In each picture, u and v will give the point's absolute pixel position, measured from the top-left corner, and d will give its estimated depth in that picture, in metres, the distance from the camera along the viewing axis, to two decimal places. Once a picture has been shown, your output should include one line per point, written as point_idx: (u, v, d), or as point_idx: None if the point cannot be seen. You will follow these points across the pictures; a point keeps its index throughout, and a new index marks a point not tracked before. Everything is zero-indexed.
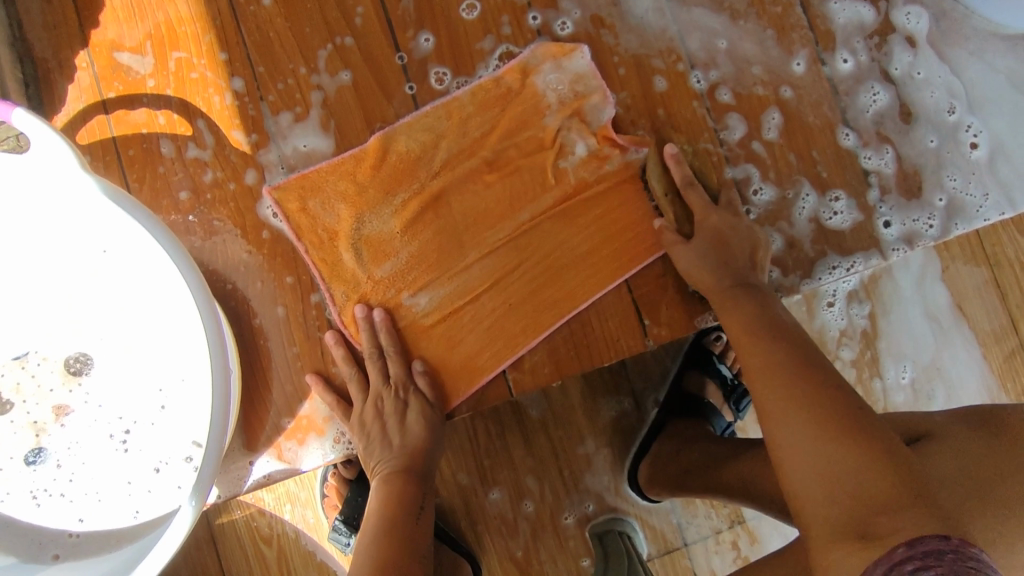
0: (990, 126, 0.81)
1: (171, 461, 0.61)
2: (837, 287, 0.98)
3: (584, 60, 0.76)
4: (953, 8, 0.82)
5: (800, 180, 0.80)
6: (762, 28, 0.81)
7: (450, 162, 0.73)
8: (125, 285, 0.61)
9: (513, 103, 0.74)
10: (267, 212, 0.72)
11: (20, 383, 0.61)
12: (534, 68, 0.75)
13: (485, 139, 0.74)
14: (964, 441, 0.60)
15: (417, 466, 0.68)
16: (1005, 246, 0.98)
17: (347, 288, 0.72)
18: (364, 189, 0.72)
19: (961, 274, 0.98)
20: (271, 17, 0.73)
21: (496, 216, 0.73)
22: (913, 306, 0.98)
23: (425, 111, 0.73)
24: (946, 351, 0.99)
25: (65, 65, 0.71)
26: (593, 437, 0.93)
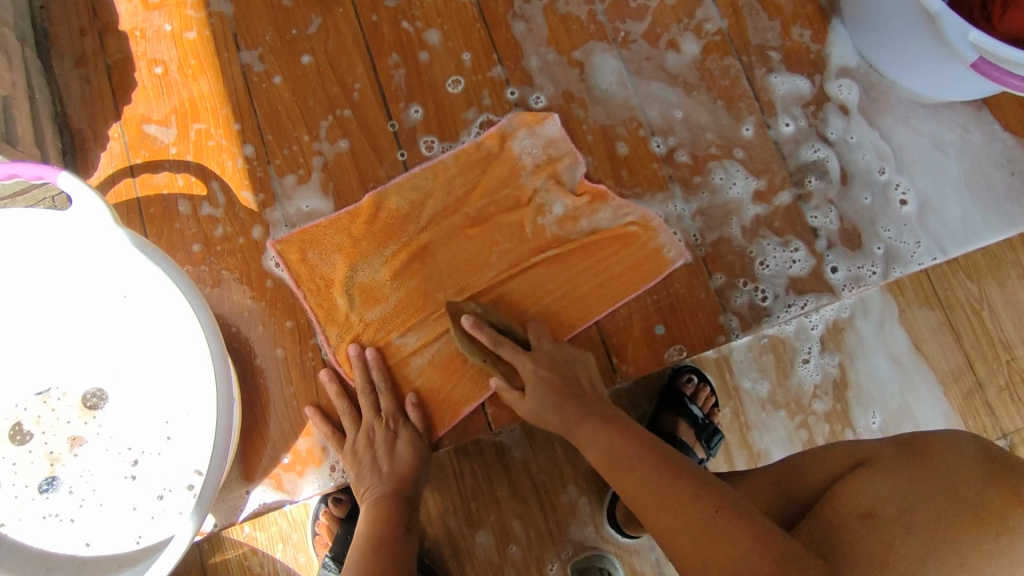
0: (917, 185, 0.92)
1: (174, 489, 0.66)
2: (810, 344, 0.98)
3: (555, 127, 0.86)
4: (880, 81, 0.94)
5: (761, 233, 0.88)
6: (713, 100, 0.91)
7: (436, 217, 0.82)
8: (141, 327, 0.68)
9: (492, 167, 0.84)
10: (271, 264, 0.80)
11: (41, 416, 0.67)
12: (511, 135, 0.85)
13: (468, 196, 0.83)
14: (896, 464, 0.61)
15: (405, 492, 0.72)
16: (956, 289, 1.00)
17: (343, 327, 0.79)
18: (356, 241, 0.81)
19: (917, 318, 0.99)
20: (280, 93, 0.84)
21: (479, 263, 0.81)
22: (876, 353, 0.99)
23: (414, 172, 0.83)
24: (911, 396, 0.98)
25: (99, 136, 0.81)
26: (576, 484, 0.93)
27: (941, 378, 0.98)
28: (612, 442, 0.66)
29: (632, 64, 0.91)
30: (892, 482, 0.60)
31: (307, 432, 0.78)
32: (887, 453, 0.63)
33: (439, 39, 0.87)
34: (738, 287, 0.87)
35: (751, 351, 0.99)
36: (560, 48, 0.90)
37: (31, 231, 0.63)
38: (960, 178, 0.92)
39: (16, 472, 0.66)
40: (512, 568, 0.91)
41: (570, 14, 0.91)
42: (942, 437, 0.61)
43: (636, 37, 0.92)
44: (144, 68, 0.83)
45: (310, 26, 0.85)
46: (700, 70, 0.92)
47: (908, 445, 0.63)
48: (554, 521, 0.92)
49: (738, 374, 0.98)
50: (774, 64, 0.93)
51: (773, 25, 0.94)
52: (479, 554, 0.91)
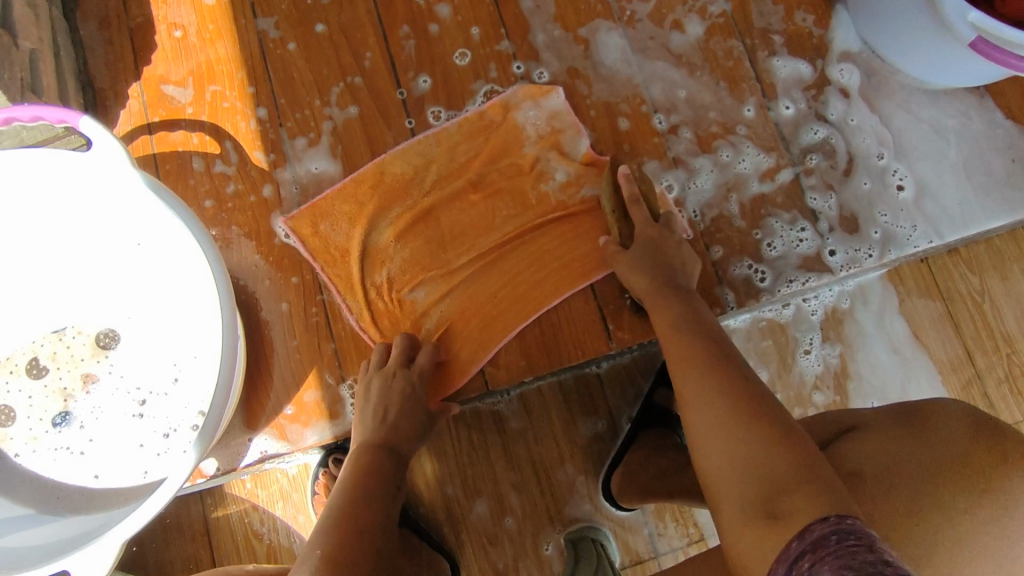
0: (914, 171, 0.93)
1: (179, 429, 0.69)
2: (811, 334, 0.90)
3: (559, 99, 0.88)
4: (881, 66, 0.95)
5: (764, 213, 0.89)
6: (715, 80, 0.93)
7: (439, 182, 0.85)
8: (155, 273, 0.71)
9: (493, 135, 0.86)
10: (280, 231, 0.82)
11: (57, 352, 0.71)
12: (515, 106, 0.87)
13: (472, 163, 0.86)
14: (887, 426, 0.60)
15: (389, 441, 0.71)
16: (956, 280, 0.92)
17: (346, 285, 0.82)
18: (365, 207, 0.83)
19: (917, 307, 0.92)
20: (294, 59, 0.86)
21: (482, 226, 0.84)
22: (877, 343, 0.91)
23: (418, 139, 0.85)
24: (912, 383, 0.91)
25: (120, 95, 0.85)
26: (572, 460, 0.87)
27: (940, 368, 0.91)
28: (684, 357, 0.66)
29: (637, 42, 0.93)
30: (883, 442, 0.59)
31: (309, 381, 0.80)
32: (879, 419, 0.62)
33: (449, 13, 0.90)
34: (744, 268, 0.88)
35: (747, 341, 0.89)
36: (566, 26, 0.92)
37: (40, 176, 0.65)
38: (958, 164, 0.93)
39: (32, 405, 0.69)
40: (508, 542, 0.86)
41: None
42: (933, 403, 0.60)
43: (642, 17, 0.94)
44: (164, 31, 0.86)
45: None
46: (703, 51, 0.94)
47: (902, 412, 0.61)
48: (551, 495, 0.87)
49: None
50: (776, 47, 0.94)
51: (776, 9, 0.95)
52: (475, 523, 0.86)
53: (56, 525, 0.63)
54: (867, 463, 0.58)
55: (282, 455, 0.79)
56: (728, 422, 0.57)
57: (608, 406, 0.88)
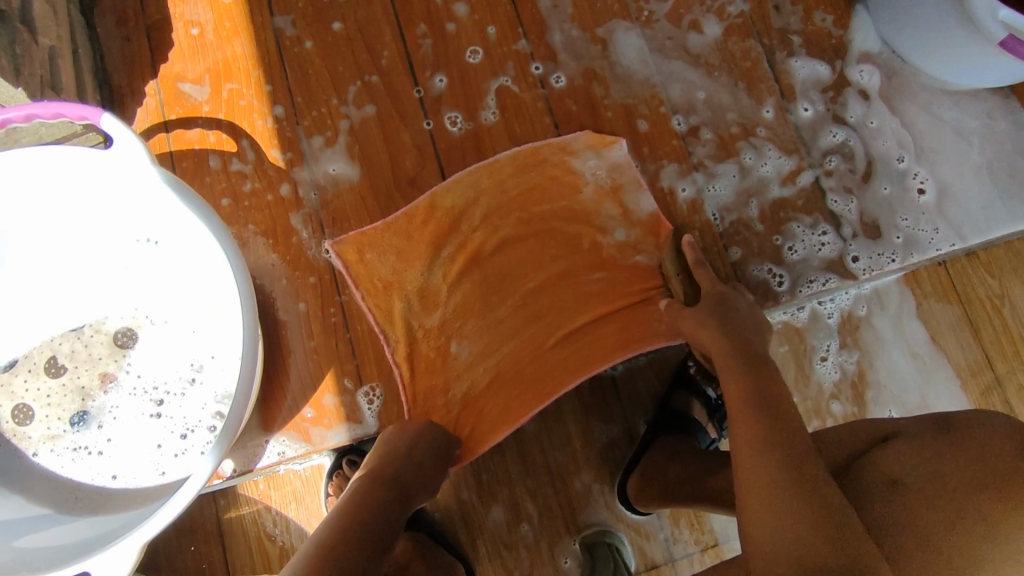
0: (935, 174, 0.92)
1: (197, 429, 0.69)
2: (828, 341, 0.88)
3: (621, 152, 0.85)
4: (902, 67, 0.94)
5: (787, 216, 0.88)
6: (734, 81, 0.91)
7: (490, 217, 0.83)
8: (174, 272, 0.71)
9: (545, 172, 0.84)
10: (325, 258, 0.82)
11: (73, 350, 0.70)
12: (574, 151, 0.85)
13: (525, 198, 0.83)
14: (925, 436, 0.58)
15: (392, 473, 0.64)
16: (976, 284, 0.90)
17: (361, 283, 0.81)
18: (414, 244, 0.81)
19: (934, 312, 0.89)
20: (311, 57, 0.86)
21: (535, 271, 0.82)
22: (895, 348, 0.89)
23: (471, 170, 0.83)
24: (931, 390, 0.88)
25: (137, 92, 0.84)
26: (588, 468, 0.87)
27: (958, 372, 0.89)
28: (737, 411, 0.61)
29: (655, 42, 0.91)
30: (922, 452, 0.57)
31: (325, 383, 0.79)
32: (916, 427, 0.60)
33: (466, 11, 0.89)
34: (762, 272, 0.87)
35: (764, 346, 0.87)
36: (584, 25, 0.90)
37: (61, 172, 0.64)
38: (981, 166, 0.92)
39: (50, 403, 0.69)
40: (524, 549, 0.85)
41: None
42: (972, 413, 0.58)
43: (660, 17, 0.92)
44: (181, 29, 0.85)
45: None
46: (721, 51, 0.92)
47: (940, 421, 0.60)
48: (567, 501, 0.86)
49: None
50: (795, 48, 0.93)
51: (795, 10, 0.94)
52: (491, 529, 0.85)
53: (74, 525, 0.62)
54: (903, 473, 0.57)
55: (298, 456, 0.78)
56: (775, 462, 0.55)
57: (624, 410, 0.88)
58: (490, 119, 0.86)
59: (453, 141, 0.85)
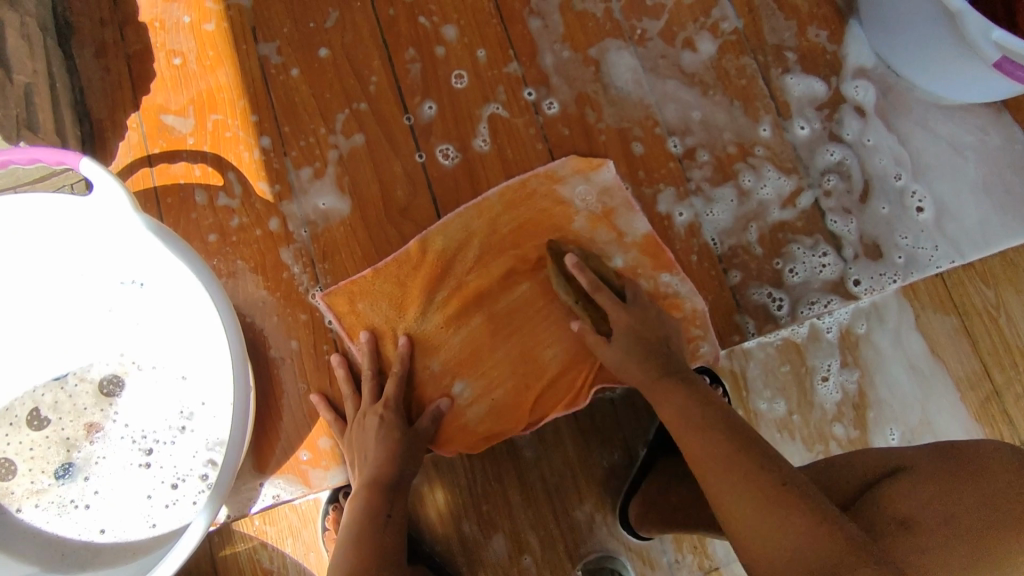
0: (933, 191, 0.90)
1: (188, 478, 0.67)
2: (829, 360, 0.87)
3: (609, 173, 0.83)
4: (896, 82, 0.93)
5: (787, 239, 0.87)
6: (729, 100, 0.90)
7: (483, 256, 0.80)
8: (160, 314, 0.69)
9: (537, 205, 0.82)
10: (314, 301, 0.80)
11: (57, 401, 0.68)
12: (561, 179, 0.83)
13: (517, 235, 0.81)
14: (935, 472, 0.58)
15: (390, 478, 0.68)
16: (972, 295, 0.89)
17: (354, 319, 0.79)
18: (409, 292, 0.79)
19: (933, 323, 0.89)
20: (297, 85, 0.84)
21: (534, 311, 0.80)
22: (895, 365, 0.88)
23: (458, 213, 0.81)
24: (933, 405, 0.88)
25: (118, 125, 0.82)
26: (589, 498, 0.85)
27: (957, 385, 0.88)
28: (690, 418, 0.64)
29: (649, 61, 0.90)
30: (930, 488, 0.56)
31: (319, 424, 0.78)
32: (925, 462, 0.59)
33: (455, 35, 0.87)
34: (763, 296, 0.86)
35: (765, 369, 0.86)
36: (575, 46, 0.89)
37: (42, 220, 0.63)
38: (977, 181, 0.91)
39: (33, 457, 0.67)
40: None
41: (586, 11, 0.90)
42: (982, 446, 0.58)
43: (653, 35, 0.90)
44: (163, 59, 0.83)
45: (328, 20, 0.86)
46: (715, 69, 0.90)
47: (948, 454, 0.59)
48: (569, 531, 0.85)
49: (753, 397, 0.86)
50: (790, 64, 0.91)
51: (789, 24, 0.93)
52: (492, 561, 0.84)
53: None
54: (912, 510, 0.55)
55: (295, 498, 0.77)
56: (746, 489, 0.55)
57: (623, 434, 0.86)
58: (483, 146, 0.84)
59: (446, 172, 0.83)
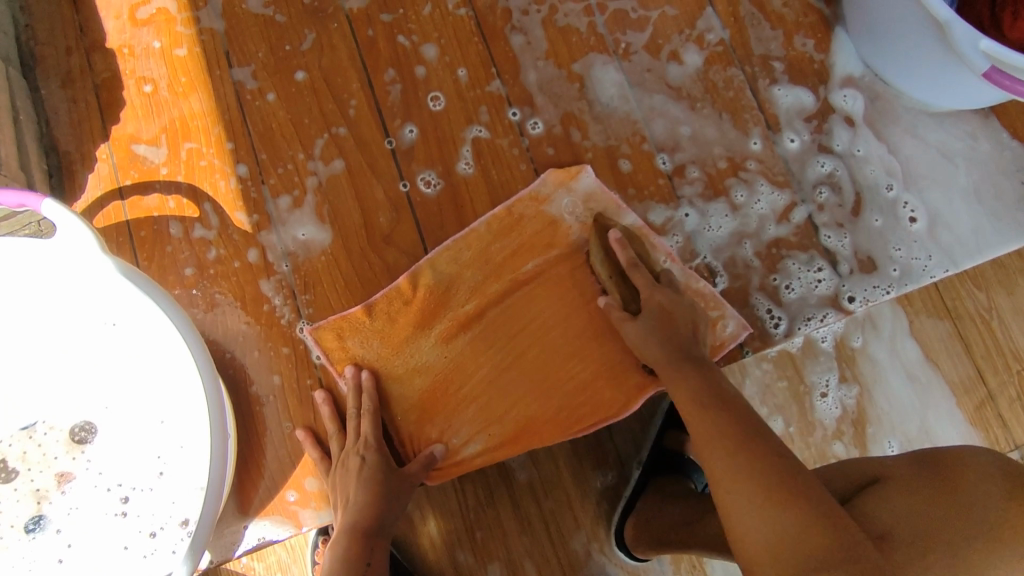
0: (925, 200, 0.88)
1: (167, 526, 0.64)
2: (827, 375, 0.87)
3: (590, 178, 0.81)
4: (885, 90, 0.90)
5: (782, 256, 0.85)
6: (718, 113, 0.88)
7: (478, 285, 0.78)
8: (131, 356, 0.66)
9: (527, 228, 0.79)
10: (303, 336, 0.77)
11: (26, 451, 0.65)
12: (546, 197, 0.80)
13: (512, 261, 0.78)
14: (911, 480, 0.58)
15: (371, 522, 0.67)
16: (965, 299, 0.90)
17: (342, 354, 0.76)
18: (399, 326, 0.77)
19: (926, 329, 0.89)
20: (274, 110, 0.81)
21: (529, 339, 0.77)
22: (893, 375, 0.88)
23: (447, 245, 0.78)
24: (931, 413, 0.88)
25: (87, 157, 0.79)
26: (586, 526, 0.83)
27: (953, 391, 0.88)
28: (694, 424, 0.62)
29: (634, 76, 0.88)
30: (907, 500, 0.56)
31: (304, 459, 0.75)
32: (903, 469, 0.60)
33: (436, 54, 0.85)
34: (761, 312, 0.83)
35: (762, 387, 0.87)
36: (559, 62, 0.87)
37: None
38: (969, 188, 0.89)
39: (2, 511, 0.64)
40: None
41: (569, 26, 0.88)
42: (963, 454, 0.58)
43: (638, 49, 0.89)
44: (133, 86, 0.80)
45: (304, 42, 0.83)
46: (702, 82, 0.89)
47: (927, 461, 0.59)
48: (565, 560, 0.82)
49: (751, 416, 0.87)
50: (777, 74, 0.90)
51: (775, 34, 0.91)
52: None
53: None
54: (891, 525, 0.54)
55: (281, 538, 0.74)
56: (757, 494, 0.54)
57: (617, 454, 0.83)
58: (467, 170, 0.82)
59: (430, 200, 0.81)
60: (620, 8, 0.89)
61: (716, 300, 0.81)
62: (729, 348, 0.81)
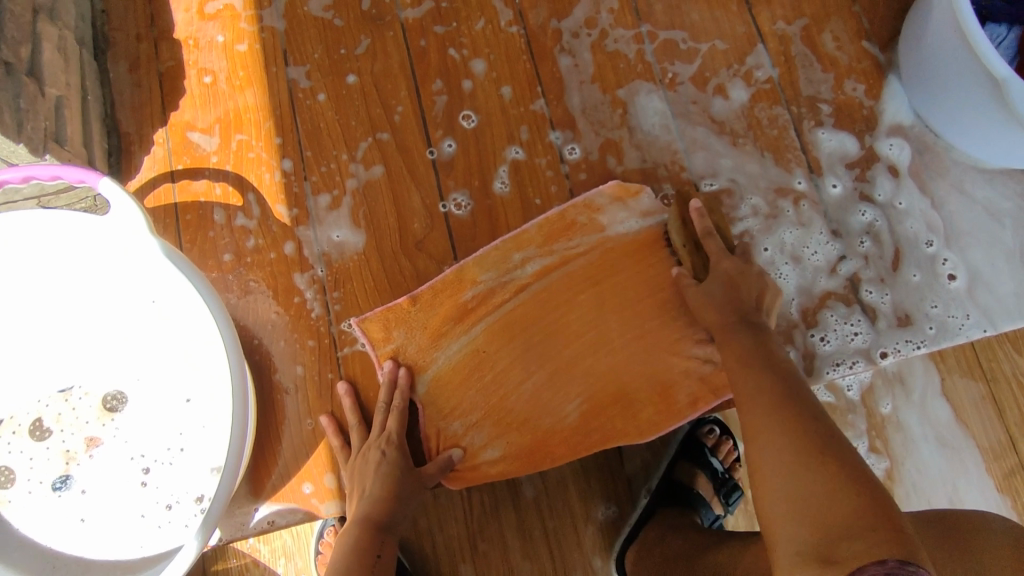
0: (966, 259, 0.86)
1: (182, 500, 0.66)
2: (857, 443, 0.85)
3: (648, 199, 0.82)
4: (934, 141, 0.88)
5: (824, 304, 0.84)
6: (759, 150, 0.88)
7: (522, 285, 0.79)
8: (165, 334, 0.69)
9: (577, 236, 0.80)
10: (345, 329, 0.79)
11: (61, 413, 0.68)
12: (599, 208, 0.81)
13: (558, 267, 0.79)
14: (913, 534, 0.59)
15: (383, 517, 0.67)
16: (1002, 361, 0.87)
17: (388, 344, 0.78)
18: (440, 319, 0.78)
19: (957, 389, 0.86)
20: (323, 110, 0.84)
21: (564, 338, 0.77)
22: (920, 435, 0.86)
23: (496, 245, 0.80)
24: (959, 478, 0.85)
25: (145, 140, 0.83)
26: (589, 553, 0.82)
27: (982, 456, 0.85)
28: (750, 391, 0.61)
29: (678, 106, 0.88)
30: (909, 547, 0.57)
31: (318, 450, 0.76)
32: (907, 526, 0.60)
33: (484, 68, 0.87)
34: None
35: None
36: (605, 86, 0.88)
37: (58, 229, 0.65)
38: (1014, 250, 0.86)
39: (32, 467, 0.67)
40: None
41: (618, 52, 0.89)
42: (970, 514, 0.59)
43: (684, 80, 0.89)
44: (194, 76, 0.84)
45: (358, 47, 0.86)
46: (747, 119, 0.88)
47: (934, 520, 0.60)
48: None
49: None
50: (823, 117, 0.89)
51: (825, 77, 0.90)
52: None
53: None
54: None
55: (292, 522, 0.75)
56: (786, 451, 0.54)
57: (628, 484, 0.83)
58: (503, 190, 0.83)
59: (464, 212, 0.82)
60: (670, 39, 0.90)
61: (750, 334, 0.79)
62: None
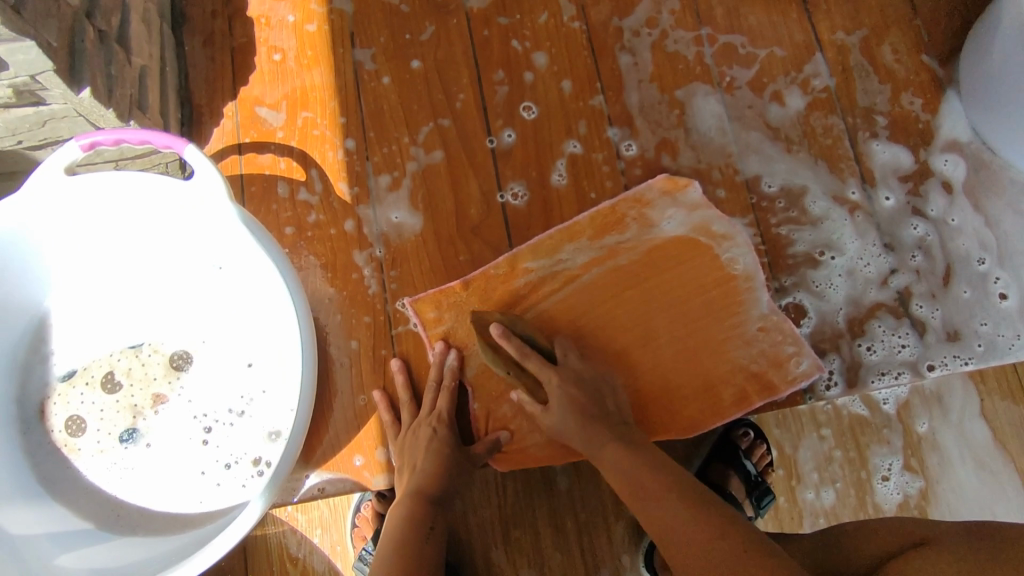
0: (1018, 279, 0.85)
1: (242, 460, 0.68)
2: (891, 459, 0.86)
3: (697, 193, 0.83)
4: (991, 159, 0.88)
5: (872, 314, 0.84)
6: (813, 158, 0.88)
7: (574, 275, 0.80)
8: (232, 298, 0.72)
9: (628, 229, 0.81)
10: (399, 308, 0.81)
11: (131, 368, 0.71)
12: (649, 202, 0.82)
13: (609, 258, 0.80)
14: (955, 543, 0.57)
15: (433, 491, 0.68)
16: None
17: (436, 327, 0.79)
18: (493, 304, 0.80)
19: (998, 410, 0.86)
20: (387, 93, 0.86)
21: (615, 328, 0.79)
22: (959, 453, 0.86)
23: (549, 234, 0.81)
24: (995, 498, 0.85)
25: (215, 113, 0.85)
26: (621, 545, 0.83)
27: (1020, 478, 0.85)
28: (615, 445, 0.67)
29: (735, 110, 0.89)
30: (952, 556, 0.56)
31: (369, 424, 0.78)
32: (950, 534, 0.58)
33: (545, 62, 0.88)
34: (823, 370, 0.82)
35: (817, 455, 0.86)
36: (663, 85, 0.89)
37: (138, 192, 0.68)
38: None
39: (102, 418, 0.69)
40: None
41: (677, 53, 0.90)
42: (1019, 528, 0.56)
43: (742, 84, 0.89)
44: (264, 53, 0.86)
45: (423, 34, 0.88)
46: (803, 126, 0.89)
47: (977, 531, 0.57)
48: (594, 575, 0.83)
49: (803, 473, 0.86)
50: (879, 129, 0.89)
51: (883, 89, 0.90)
52: None
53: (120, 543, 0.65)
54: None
55: (341, 491, 0.77)
56: (679, 510, 0.60)
57: None
58: (560, 182, 0.84)
59: (521, 200, 0.84)
60: (729, 43, 0.90)
61: (794, 336, 0.79)
62: (798, 388, 0.79)
